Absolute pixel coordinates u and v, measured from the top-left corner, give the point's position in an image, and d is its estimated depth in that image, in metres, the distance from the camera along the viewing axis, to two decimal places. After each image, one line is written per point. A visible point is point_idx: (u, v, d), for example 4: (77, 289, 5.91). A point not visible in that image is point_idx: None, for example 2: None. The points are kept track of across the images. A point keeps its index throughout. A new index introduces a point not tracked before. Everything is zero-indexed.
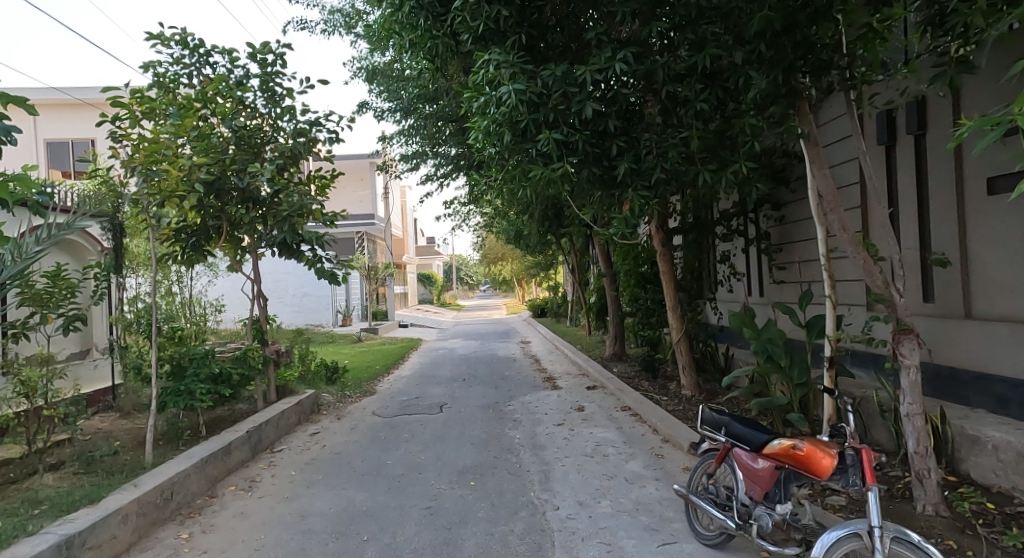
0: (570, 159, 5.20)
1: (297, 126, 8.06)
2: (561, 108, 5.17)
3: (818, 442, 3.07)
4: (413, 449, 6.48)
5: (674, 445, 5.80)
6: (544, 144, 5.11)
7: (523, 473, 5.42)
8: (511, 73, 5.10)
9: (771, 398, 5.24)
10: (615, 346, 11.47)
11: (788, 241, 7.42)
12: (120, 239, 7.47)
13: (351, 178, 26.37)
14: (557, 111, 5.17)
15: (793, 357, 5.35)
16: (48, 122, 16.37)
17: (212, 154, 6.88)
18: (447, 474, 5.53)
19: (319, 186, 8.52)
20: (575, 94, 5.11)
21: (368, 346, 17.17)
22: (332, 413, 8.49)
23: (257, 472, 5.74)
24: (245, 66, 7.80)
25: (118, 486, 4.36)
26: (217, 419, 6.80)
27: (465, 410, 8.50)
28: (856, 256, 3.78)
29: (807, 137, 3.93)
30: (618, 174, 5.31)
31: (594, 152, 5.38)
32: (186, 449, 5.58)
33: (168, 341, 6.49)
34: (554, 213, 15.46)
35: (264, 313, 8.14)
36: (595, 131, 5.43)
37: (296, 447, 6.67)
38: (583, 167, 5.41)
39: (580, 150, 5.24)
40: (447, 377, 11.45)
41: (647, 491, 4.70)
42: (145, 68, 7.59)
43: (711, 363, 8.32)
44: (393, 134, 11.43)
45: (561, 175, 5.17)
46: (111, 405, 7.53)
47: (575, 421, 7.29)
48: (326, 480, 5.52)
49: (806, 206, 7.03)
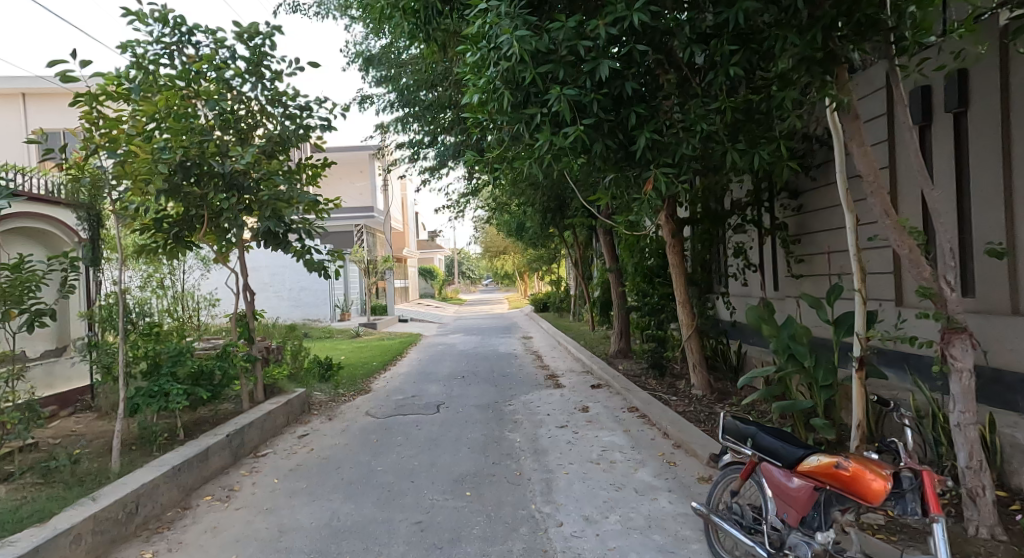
0: (584, 122, 4.69)
1: (287, 111, 7.63)
2: (570, 63, 4.69)
3: (867, 461, 2.69)
4: (405, 453, 6.06)
5: (687, 451, 5.37)
6: (555, 101, 4.61)
7: (523, 483, 5.00)
8: (514, 24, 4.62)
9: (794, 402, 4.82)
10: (620, 342, 11.05)
11: (807, 232, 6.98)
12: (96, 230, 7.05)
13: (350, 170, 25.93)
14: (567, 66, 4.69)
15: (818, 357, 4.91)
16: (36, 112, 15.96)
17: (182, 140, 6.33)
18: (441, 484, 5.11)
19: (310, 175, 8.11)
20: (586, 49, 4.61)
21: (366, 341, 16.79)
22: (324, 414, 8.09)
23: (236, 480, 5.33)
24: (231, 47, 7.33)
25: (74, 500, 3.95)
26: (198, 421, 6.40)
27: (463, 410, 8.09)
28: (900, 243, 3.36)
29: (843, 109, 3.51)
30: (638, 146, 4.77)
31: (609, 120, 4.90)
32: (159, 455, 5.16)
33: (144, 339, 6.07)
34: (557, 204, 15.04)
35: (251, 309, 7.72)
36: (609, 94, 4.91)
37: (282, 452, 6.25)
38: (599, 137, 4.89)
39: (594, 111, 4.73)
40: (445, 374, 11.04)
41: (659, 505, 4.28)
42: (123, 48, 7.09)
43: (723, 361, 7.89)
44: (390, 122, 10.96)
45: (574, 140, 4.65)
46: (89, 405, 7.15)
47: (579, 423, 6.87)
48: (310, 489, 5.10)
49: (827, 194, 6.58)
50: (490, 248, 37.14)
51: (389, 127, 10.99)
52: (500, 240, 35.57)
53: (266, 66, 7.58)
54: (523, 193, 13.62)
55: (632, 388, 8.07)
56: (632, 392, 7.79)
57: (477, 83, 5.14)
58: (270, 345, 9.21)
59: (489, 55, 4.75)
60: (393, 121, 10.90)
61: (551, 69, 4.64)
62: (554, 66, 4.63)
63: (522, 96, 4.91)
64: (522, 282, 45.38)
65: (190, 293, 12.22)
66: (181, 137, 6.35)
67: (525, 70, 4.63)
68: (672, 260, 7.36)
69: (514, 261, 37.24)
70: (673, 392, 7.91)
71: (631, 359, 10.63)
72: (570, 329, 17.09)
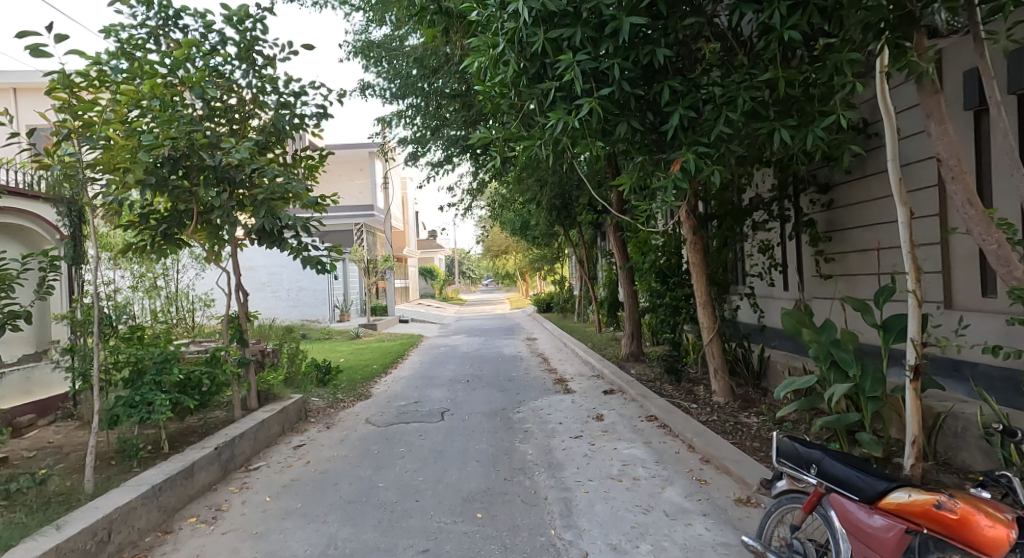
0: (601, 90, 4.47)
1: (281, 98, 7.21)
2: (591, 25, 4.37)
3: (978, 502, 2.33)
4: (409, 467, 5.62)
5: (717, 467, 4.92)
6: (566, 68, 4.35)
7: (539, 503, 4.55)
8: None
9: (840, 415, 4.40)
10: (631, 344, 10.61)
11: (838, 229, 6.55)
12: (77, 226, 6.60)
13: (350, 168, 25.54)
14: (586, 30, 4.36)
15: (865, 366, 4.47)
16: (27, 107, 15.48)
17: (171, 129, 5.87)
18: (449, 503, 4.66)
19: (308, 168, 7.72)
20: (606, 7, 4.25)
21: (367, 343, 16.34)
22: (322, 421, 7.65)
23: (225, 498, 4.88)
24: (220, 30, 6.89)
25: (36, 530, 3.50)
26: (186, 431, 5.95)
27: (469, 417, 7.66)
28: (988, 235, 3.09)
29: (929, 83, 3.19)
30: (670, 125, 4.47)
31: (635, 94, 4.61)
32: (139, 471, 4.71)
33: (126, 343, 5.62)
34: (562, 202, 14.65)
35: (244, 310, 7.27)
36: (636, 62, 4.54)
37: (276, 465, 5.80)
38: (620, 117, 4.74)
39: (613, 80, 4.41)
40: (449, 378, 10.61)
41: (694, 532, 3.83)
42: (107, 33, 6.66)
43: (745, 366, 7.45)
44: (390, 116, 10.52)
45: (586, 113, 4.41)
46: (71, 413, 6.69)
47: (595, 433, 6.41)
48: (305, 510, 4.64)
49: (861, 189, 6.16)
50: (491, 248, 36.71)
51: (389, 121, 10.55)
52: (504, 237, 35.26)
53: (258, 51, 7.15)
54: (527, 189, 13.18)
55: (650, 394, 7.63)
56: (649, 399, 7.33)
57: (496, 57, 4.95)
58: (266, 348, 8.76)
59: (499, 18, 4.67)
60: (393, 115, 10.45)
61: (565, 33, 4.36)
62: (571, 29, 4.34)
63: (537, 67, 4.79)
64: (523, 282, 44.92)
65: (184, 293, 11.78)
66: (172, 123, 5.89)
67: (536, 35, 4.47)
68: (692, 259, 6.91)
69: (516, 261, 36.78)
70: (693, 399, 7.45)
71: (644, 363, 10.15)
72: (575, 331, 16.63)
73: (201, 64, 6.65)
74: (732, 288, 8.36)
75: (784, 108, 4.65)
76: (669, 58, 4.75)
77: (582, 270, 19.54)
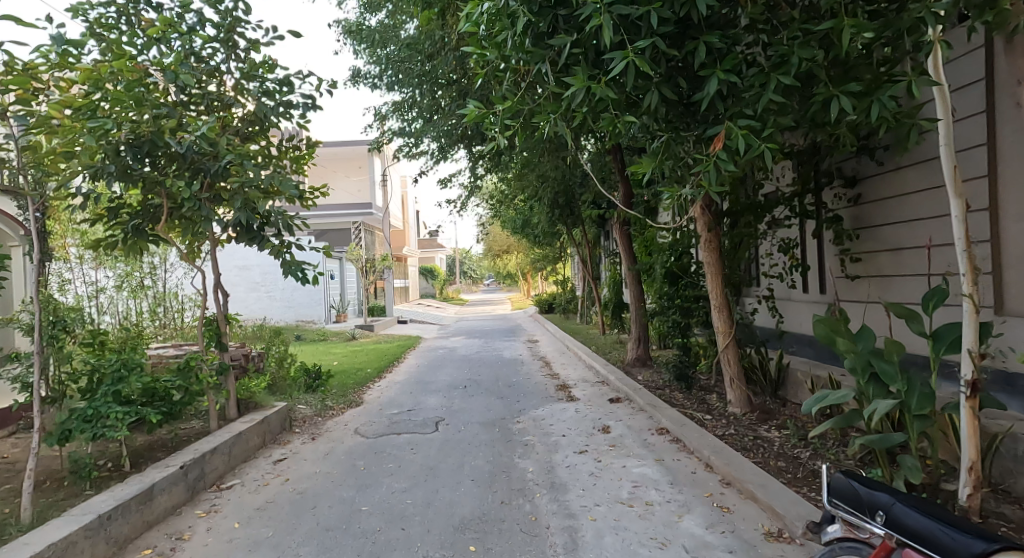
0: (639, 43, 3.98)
1: (264, 85, 6.69)
2: None
3: None
4: (397, 487, 5.09)
5: (740, 492, 4.38)
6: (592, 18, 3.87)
7: (540, 533, 4.02)
8: None
9: (884, 436, 3.86)
10: (637, 349, 10.08)
11: (865, 227, 6.01)
12: (39, 220, 6.07)
13: (349, 166, 25.13)
14: None
15: (910, 381, 3.92)
16: None
17: (129, 113, 5.35)
18: (438, 533, 4.13)
19: (294, 162, 7.21)
20: None
21: (363, 345, 15.82)
22: (307, 432, 7.13)
23: (188, 524, 4.35)
24: (199, 10, 6.37)
25: None
26: (153, 445, 5.43)
27: (466, 427, 7.14)
28: None
29: None
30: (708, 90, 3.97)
31: (668, 52, 4.13)
32: (90, 495, 4.19)
33: (87, 349, 5.11)
34: (565, 200, 14.15)
35: (222, 313, 6.74)
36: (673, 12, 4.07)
37: (251, 484, 5.26)
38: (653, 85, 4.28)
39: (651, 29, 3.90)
40: (446, 383, 10.08)
41: None
42: (74, 11, 6.14)
43: (761, 373, 6.92)
44: (384, 107, 9.96)
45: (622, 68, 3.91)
46: (32, 424, 6.16)
47: (601, 448, 5.88)
48: (276, 540, 4.11)
49: (892, 183, 5.62)
50: (493, 248, 36.19)
51: (383, 112, 10.00)
52: (506, 236, 34.82)
53: (241, 34, 6.62)
54: (529, 185, 12.62)
55: (661, 403, 7.09)
56: (659, 409, 6.80)
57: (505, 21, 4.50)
58: (250, 352, 8.23)
59: None
60: (387, 106, 9.90)
61: None
62: None
63: (549, 21, 4.39)
64: (525, 282, 44.39)
65: (169, 293, 11.26)
66: (137, 104, 5.37)
67: None
68: (706, 260, 6.37)
69: (518, 262, 36.24)
70: (706, 409, 6.91)
71: (652, 369, 9.60)
72: (578, 333, 16.07)
73: (177, 45, 6.13)
74: (747, 290, 7.81)
75: (840, 70, 4.11)
76: (706, 11, 4.21)
77: (585, 270, 18.99)
